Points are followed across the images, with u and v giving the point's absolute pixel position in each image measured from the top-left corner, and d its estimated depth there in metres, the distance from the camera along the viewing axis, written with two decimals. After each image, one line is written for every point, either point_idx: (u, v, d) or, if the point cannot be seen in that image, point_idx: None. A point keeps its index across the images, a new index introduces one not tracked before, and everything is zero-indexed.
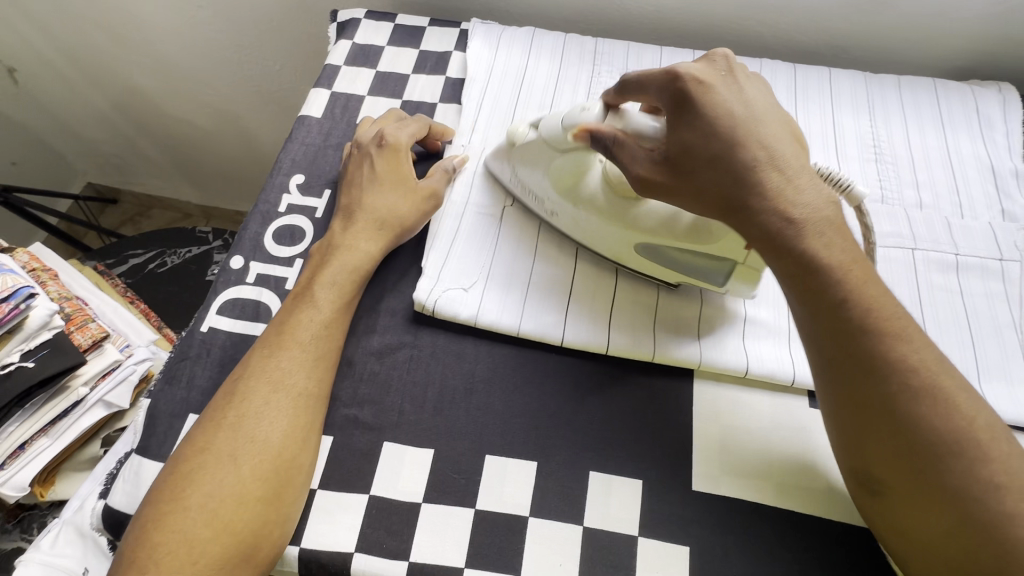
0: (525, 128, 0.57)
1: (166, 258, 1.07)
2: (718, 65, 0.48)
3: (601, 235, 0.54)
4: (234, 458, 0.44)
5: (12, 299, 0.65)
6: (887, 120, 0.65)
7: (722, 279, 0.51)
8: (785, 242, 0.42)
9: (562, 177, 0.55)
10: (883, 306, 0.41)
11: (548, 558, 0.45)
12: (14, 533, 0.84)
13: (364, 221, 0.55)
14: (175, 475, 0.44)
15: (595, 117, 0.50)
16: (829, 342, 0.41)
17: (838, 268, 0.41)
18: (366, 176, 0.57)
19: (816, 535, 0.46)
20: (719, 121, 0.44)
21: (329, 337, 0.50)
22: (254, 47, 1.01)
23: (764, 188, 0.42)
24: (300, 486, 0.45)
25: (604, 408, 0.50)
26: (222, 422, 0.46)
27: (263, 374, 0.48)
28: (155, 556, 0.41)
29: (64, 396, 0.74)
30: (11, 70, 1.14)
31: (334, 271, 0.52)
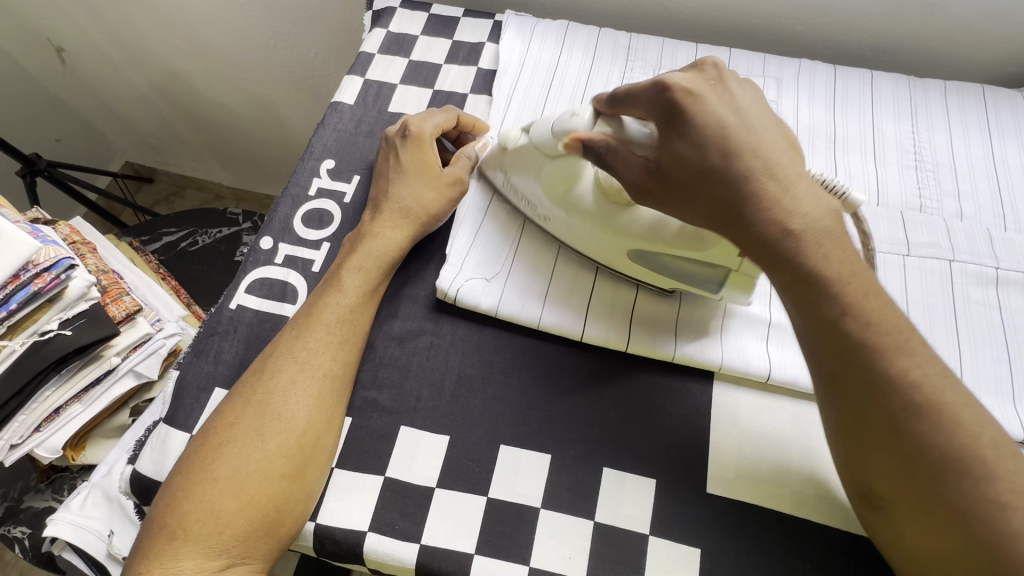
0: (517, 133, 0.56)
1: (198, 237, 1.10)
2: (706, 73, 0.45)
3: (595, 241, 0.53)
4: (261, 434, 0.46)
5: (53, 269, 0.66)
6: (930, 125, 0.63)
7: (717, 287, 0.50)
8: (782, 257, 0.40)
9: (551, 182, 0.53)
10: (886, 319, 0.39)
11: (557, 549, 0.45)
12: (46, 493, 0.88)
13: (394, 212, 0.55)
14: (203, 447, 0.45)
15: (586, 125, 0.49)
16: (832, 360, 0.39)
17: (836, 281, 0.39)
18: (393, 168, 0.57)
19: (831, 545, 0.45)
20: (710, 130, 0.42)
21: (356, 322, 0.51)
22: (289, 34, 1.03)
23: (758, 198, 0.41)
24: (322, 464, 0.47)
25: (621, 406, 0.50)
26: (250, 398, 0.47)
27: (291, 354, 0.49)
28: (184, 523, 0.43)
29: (98, 364, 0.77)
30: (59, 50, 1.19)
31: (362, 258, 0.53)
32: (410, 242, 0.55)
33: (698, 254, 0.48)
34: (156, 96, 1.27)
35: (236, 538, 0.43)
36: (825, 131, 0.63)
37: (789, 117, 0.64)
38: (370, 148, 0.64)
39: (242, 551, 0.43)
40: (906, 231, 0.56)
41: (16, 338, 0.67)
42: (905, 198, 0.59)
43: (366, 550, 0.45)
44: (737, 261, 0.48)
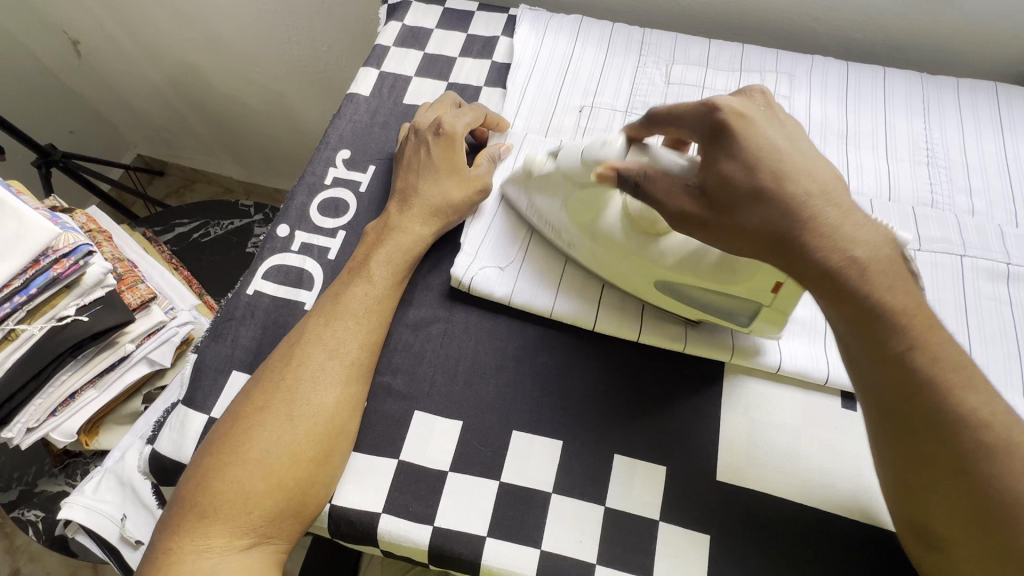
0: (543, 157, 0.55)
1: (210, 228, 1.11)
2: (755, 100, 0.46)
3: (621, 271, 0.52)
4: (291, 418, 0.46)
5: (73, 255, 0.67)
6: (942, 122, 0.63)
7: (747, 320, 0.49)
8: (844, 286, 0.38)
9: (577, 211, 0.53)
10: (948, 355, 0.38)
11: (568, 534, 0.46)
12: (60, 477, 0.89)
13: (420, 207, 0.56)
14: (233, 429, 0.46)
15: (617, 153, 0.49)
16: (891, 397, 0.38)
17: (899, 315, 0.38)
18: (422, 163, 0.57)
19: (840, 534, 0.45)
20: (761, 156, 0.42)
21: (378, 308, 0.52)
22: (303, 28, 1.04)
23: (819, 226, 0.39)
24: (345, 449, 0.47)
25: (632, 394, 0.50)
26: (279, 383, 0.48)
27: (316, 339, 0.49)
28: (214, 502, 0.44)
29: (113, 350, 0.78)
30: (75, 43, 1.21)
31: (390, 251, 0.54)
32: (433, 235, 0.56)
33: (726, 285, 0.47)
34: (169, 89, 1.28)
35: (263, 518, 0.44)
36: (838, 127, 0.63)
37: (802, 112, 0.64)
38: (386, 139, 0.65)
39: (270, 530, 0.44)
40: (918, 226, 0.56)
41: (35, 323, 0.67)
42: (917, 194, 0.59)
43: (380, 531, 0.46)
44: (768, 298, 0.47)
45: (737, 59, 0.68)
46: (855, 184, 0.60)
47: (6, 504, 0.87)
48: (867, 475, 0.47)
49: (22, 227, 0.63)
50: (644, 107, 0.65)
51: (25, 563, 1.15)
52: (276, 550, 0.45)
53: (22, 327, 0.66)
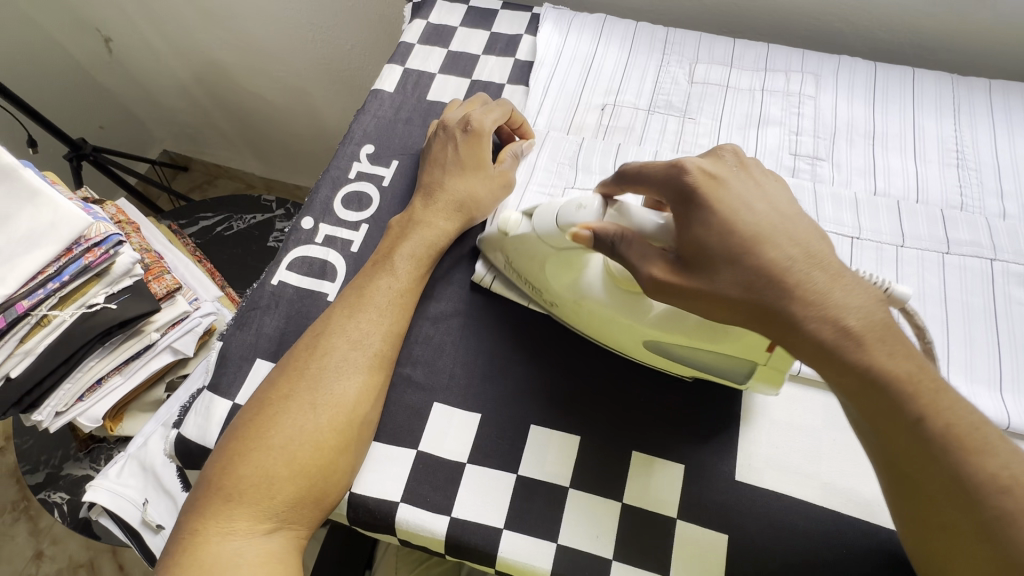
0: (518, 218, 0.51)
1: (232, 222, 1.13)
2: (726, 160, 0.44)
3: (610, 328, 0.49)
4: (315, 407, 0.47)
5: (103, 244, 0.69)
6: (973, 123, 0.62)
7: (744, 377, 0.47)
8: (839, 359, 0.36)
9: (555, 270, 0.49)
10: (961, 420, 0.35)
11: (584, 528, 0.46)
12: (85, 462, 0.91)
13: (443, 201, 0.56)
14: (258, 415, 0.47)
15: (595, 215, 0.44)
16: (905, 464, 0.35)
17: (905, 381, 0.35)
18: (449, 160, 0.58)
19: (863, 538, 0.44)
20: (735, 221, 0.39)
21: (400, 299, 0.52)
22: (327, 26, 1.05)
23: (806, 292, 0.37)
24: (366, 439, 0.48)
25: (651, 392, 0.50)
26: (304, 372, 0.48)
27: (339, 332, 0.50)
28: (239, 486, 0.45)
29: (139, 338, 0.79)
30: (107, 40, 1.24)
31: (413, 245, 0.54)
32: (456, 231, 0.56)
33: (714, 347, 0.45)
34: (196, 86, 1.31)
35: (286, 503, 0.45)
36: (864, 128, 0.63)
37: (827, 113, 0.63)
38: (409, 135, 0.66)
39: (292, 516, 0.45)
40: (947, 229, 0.55)
41: (66, 309, 0.69)
42: (945, 196, 0.58)
43: (398, 520, 0.47)
44: (762, 359, 0.44)
45: (762, 59, 0.67)
46: (881, 185, 0.59)
47: (33, 486, 0.90)
48: None
49: (57, 215, 0.65)
50: (666, 106, 0.65)
51: (47, 546, 1.18)
52: (296, 536, 0.46)
53: (54, 312, 0.68)
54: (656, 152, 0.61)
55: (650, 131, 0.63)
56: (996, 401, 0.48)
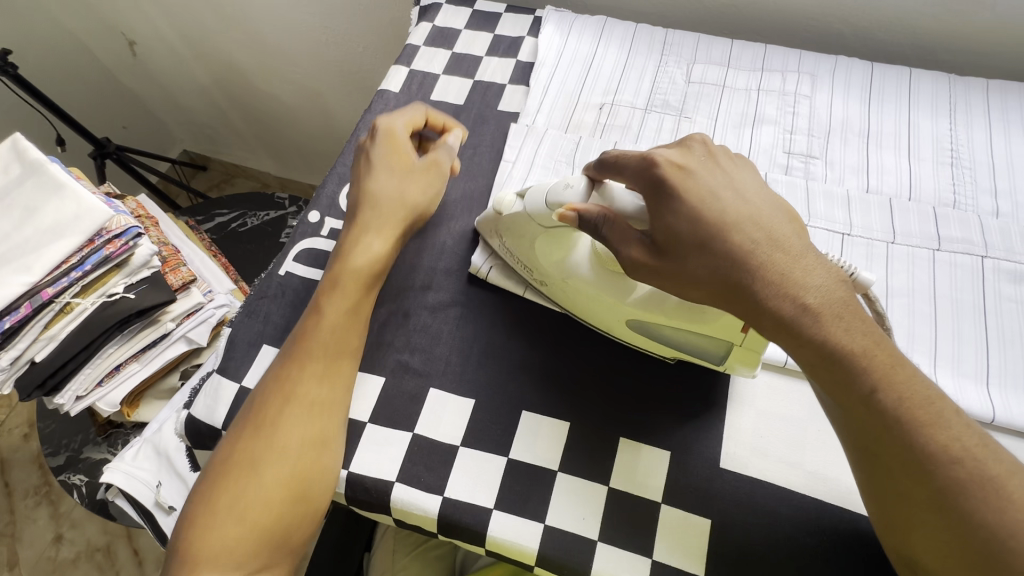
0: (512, 198, 0.53)
1: (247, 219, 1.17)
2: (695, 150, 0.45)
3: (594, 307, 0.51)
4: (258, 464, 0.47)
5: (123, 236, 0.72)
6: (970, 123, 0.62)
7: (721, 358, 0.49)
8: (797, 333, 0.38)
9: (545, 250, 0.52)
10: (916, 392, 0.36)
11: (572, 510, 0.47)
12: (103, 446, 0.95)
13: (371, 214, 0.54)
14: (209, 480, 0.48)
15: (580, 196, 0.47)
16: (867, 437, 0.37)
17: (860, 355, 0.37)
18: (369, 172, 0.56)
19: (844, 526, 0.45)
20: (704, 206, 0.41)
21: (343, 342, 0.52)
22: (340, 29, 1.09)
23: (769, 272, 0.39)
24: (324, 482, 0.48)
25: (640, 382, 0.52)
26: (246, 432, 0.49)
27: (280, 386, 0.49)
28: (199, 549, 0.46)
29: (155, 327, 0.83)
30: (131, 44, 1.30)
31: (343, 274, 0.53)
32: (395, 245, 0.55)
33: (695, 327, 0.47)
34: (215, 88, 1.35)
35: (248, 557, 0.46)
36: (859, 126, 0.63)
37: (822, 112, 0.64)
38: None
39: (261, 571, 0.46)
40: (938, 226, 0.56)
41: (88, 298, 0.73)
42: (938, 194, 0.59)
43: (393, 499, 0.49)
44: (738, 338, 0.46)
45: (759, 59, 0.69)
46: (874, 183, 0.60)
47: (54, 468, 0.94)
48: None
49: (81, 208, 0.69)
50: (663, 105, 0.67)
51: (67, 529, 1.22)
52: None
53: (77, 300, 0.72)
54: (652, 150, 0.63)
55: (647, 129, 0.65)
56: (982, 395, 0.49)
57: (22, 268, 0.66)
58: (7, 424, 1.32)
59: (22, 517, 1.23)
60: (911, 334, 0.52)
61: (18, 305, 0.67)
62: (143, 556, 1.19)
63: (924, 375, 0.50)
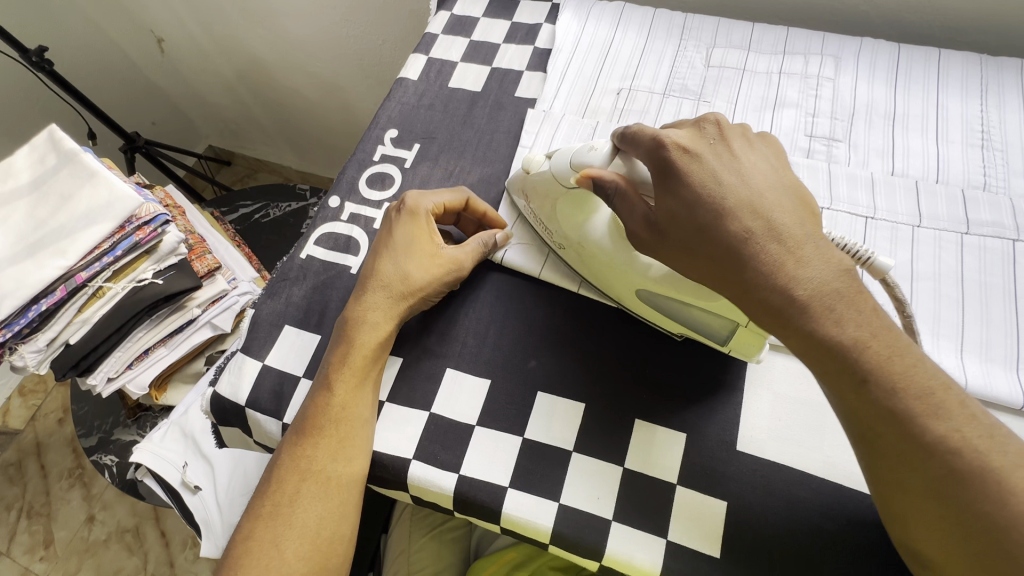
0: (541, 158, 0.55)
1: (270, 210, 1.20)
2: (706, 132, 0.45)
3: (606, 275, 0.52)
4: (279, 545, 0.47)
5: (152, 223, 0.75)
6: (1002, 105, 0.60)
7: (725, 338, 0.49)
8: (784, 316, 0.38)
9: (567, 211, 0.53)
10: (914, 381, 0.35)
11: (586, 489, 0.48)
12: (133, 428, 0.99)
13: (376, 289, 0.53)
14: (236, 552, 0.48)
15: (604, 159, 0.49)
16: (861, 422, 0.37)
17: (852, 347, 0.36)
18: (386, 242, 0.55)
19: (863, 511, 0.45)
20: (703, 194, 0.42)
21: (353, 420, 0.50)
22: (360, 23, 1.10)
23: (758, 260, 0.39)
24: (342, 553, 0.49)
25: (657, 365, 0.52)
26: (267, 509, 0.48)
27: (294, 462, 0.49)
28: None
29: (182, 313, 0.85)
30: (159, 41, 1.34)
31: (350, 352, 0.51)
32: (397, 322, 0.53)
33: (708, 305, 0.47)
34: (238, 82, 1.38)
35: None
36: (885, 109, 0.62)
37: (846, 95, 0.63)
38: (431, 120, 0.69)
39: None
40: (967, 209, 0.54)
41: (119, 282, 0.75)
42: (968, 176, 0.57)
43: (409, 476, 0.49)
44: (744, 319, 0.46)
45: (781, 42, 0.67)
46: (900, 166, 0.59)
47: (87, 448, 0.97)
48: None
49: (112, 195, 0.71)
50: (682, 90, 0.66)
51: (98, 510, 1.27)
52: None
53: (108, 285, 0.74)
54: None
55: (665, 113, 0.64)
56: (1010, 380, 0.47)
57: (58, 253, 0.68)
58: (42, 409, 1.38)
59: (57, 498, 1.28)
60: (935, 319, 0.50)
61: (54, 288, 0.70)
62: (170, 537, 1.23)
63: (948, 361, 0.49)
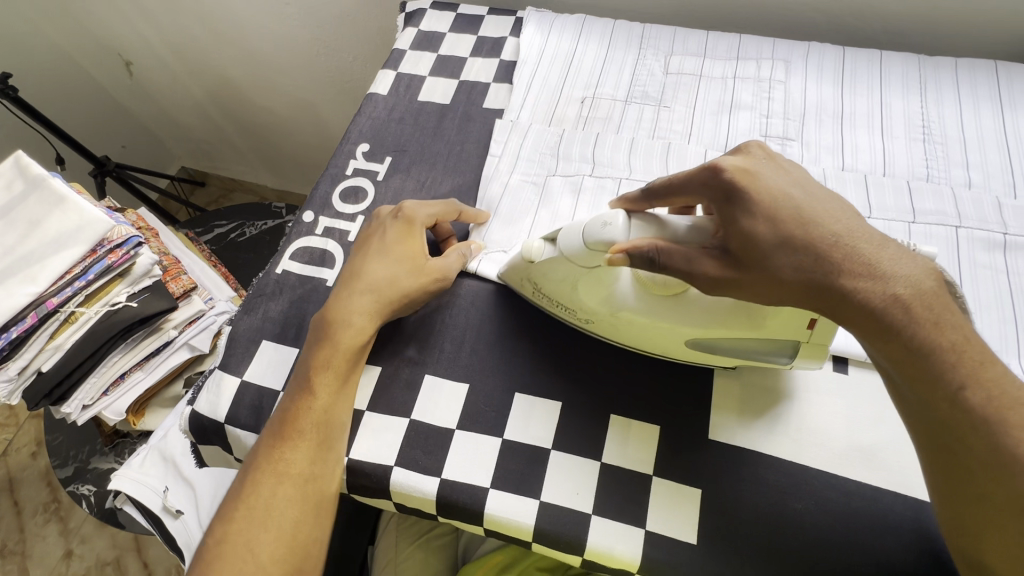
0: (541, 244, 0.50)
1: (246, 229, 1.20)
2: (754, 154, 0.45)
3: (654, 336, 0.50)
4: (252, 547, 0.48)
5: (124, 246, 0.73)
6: (939, 99, 0.64)
7: (788, 357, 0.48)
8: (891, 327, 0.37)
9: (587, 289, 0.50)
10: (1005, 392, 0.36)
11: (567, 486, 0.49)
12: (110, 455, 0.97)
13: (362, 293, 0.54)
14: (210, 552, 0.49)
15: (622, 232, 0.45)
16: (942, 436, 0.37)
17: (950, 352, 0.37)
18: (376, 248, 0.56)
19: (829, 491, 0.47)
20: (781, 203, 0.41)
21: (332, 421, 0.51)
22: (330, 41, 1.12)
23: (855, 265, 0.38)
24: (316, 553, 0.50)
25: (629, 361, 0.53)
26: (240, 512, 0.49)
27: (270, 463, 0.50)
28: None
29: (158, 335, 0.84)
30: (128, 64, 1.33)
31: (330, 354, 0.52)
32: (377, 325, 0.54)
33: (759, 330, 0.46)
34: (209, 103, 1.38)
35: None
36: (833, 108, 0.65)
37: (797, 96, 0.66)
38: (401, 133, 0.70)
39: None
40: (913, 200, 0.57)
41: (91, 307, 0.74)
42: (912, 168, 0.60)
43: (392, 483, 0.50)
44: (803, 335, 0.46)
45: (734, 49, 0.71)
46: (849, 162, 0.62)
47: (62, 479, 0.95)
48: (853, 435, 0.49)
49: (82, 220, 0.70)
50: (643, 96, 0.69)
51: (75, 545, 1.23)
52: None
53: (81, 310, 0.73)
54: (632, 139, 0.65)
55: (627, 120, 0.67)
56: None
57: (27, 279, 0.68)
58: (15, 443, 1.34)
59: (32, 535, 1.24)
60: None
61: (25, 315, 0.69)
62: (153, 568, 1.20)
63: None
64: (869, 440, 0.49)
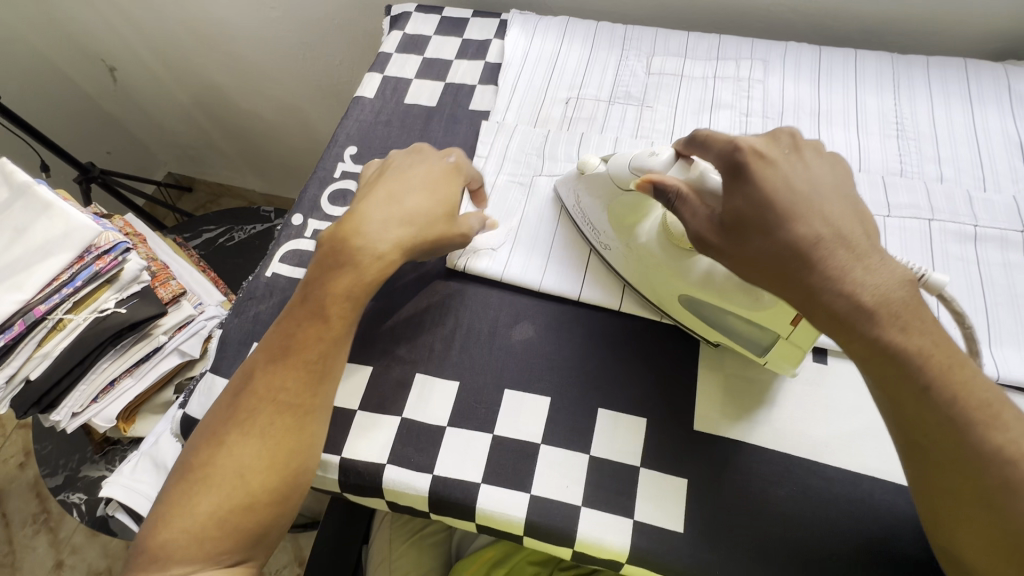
0: (597, 161, 0.56)
1: (234, 233, 1.19)
2: (780, 142, 0.45)
3: (653, 280, 0.53)
4: (239, 467, 0.46)
5: (112, 252, 0.73)
6: (912, 96, 0.67)
7: (763, 350, 0.51)
8: (852, 325, 0.38)
9: (622, 211, 0.55)
10: (973, 394, 0.37)
11: (556, 479, 0.50)
12: (100, 463, 0.96)
13: (397, 225, 0.52)
14: (189, 472, 0.47)
15: (663, 164, 0.49)
16: (916, 431, 0.38)
17: (918, 355, 0.37)
18: (416, 181, 0.55)
19: (810, 477, 0.48)
20: (775, 196, 0.41)
21: (338, 353, 0.50)
22: (317, 45, 1.12)
23: (827, 265, 0.39)
24: (302, 485, 0.48)
25: (615, 356, 0.55)
26: (230, 430, 0.47)
27: (268, 387, 0.48)
28: (170, 545, 0.45)
29: (148, 341, 0.84)
30: (111, 69, 1.32)
31: (349, 285, 0.50)
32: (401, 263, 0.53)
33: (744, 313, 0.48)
34: (195, 107, 1.37)
35: (220, 555, 0.45)
36: (811, 106, 0.67)
37: (775, 95, 0.68)
38: (389, 136, 0.71)
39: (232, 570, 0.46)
40: (888, 194, 0.59)
41: (80, 313, 0.74)
42: (886, 163, 0.62)
43: (385, 481, 0.51)
44: (784, 331, 0.47)
45: (714, 49, 0.72)
46: None
47: (52, 488, 0.94)
48: (832, 424, 0.51)
49: (69, 226, 0.70)
50: (626, 96, 0.70)
51: (66, 555, 1.22)
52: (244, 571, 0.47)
53: (69, 316, 0.73)
54: (616, 138, 0.66)
55: (611, 120, 0.68)
56: None
57: (14, 286, 0.68)
58: (2, 454, 1.32)
59: (22, 547, 1.23)
60: None
61: (12, 322, 0.68)
62: None
63: None
64: (848, 427, 0.50)
